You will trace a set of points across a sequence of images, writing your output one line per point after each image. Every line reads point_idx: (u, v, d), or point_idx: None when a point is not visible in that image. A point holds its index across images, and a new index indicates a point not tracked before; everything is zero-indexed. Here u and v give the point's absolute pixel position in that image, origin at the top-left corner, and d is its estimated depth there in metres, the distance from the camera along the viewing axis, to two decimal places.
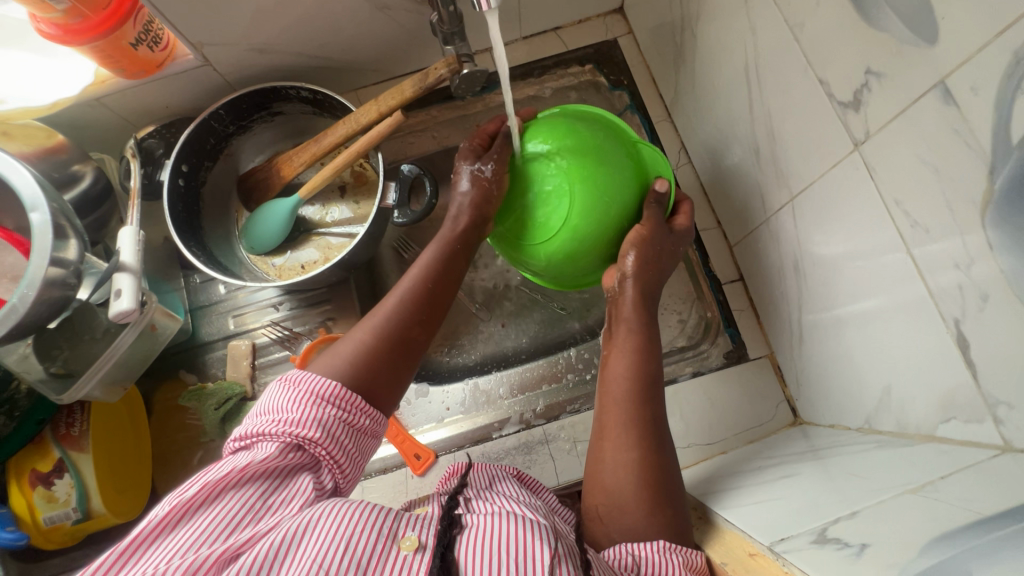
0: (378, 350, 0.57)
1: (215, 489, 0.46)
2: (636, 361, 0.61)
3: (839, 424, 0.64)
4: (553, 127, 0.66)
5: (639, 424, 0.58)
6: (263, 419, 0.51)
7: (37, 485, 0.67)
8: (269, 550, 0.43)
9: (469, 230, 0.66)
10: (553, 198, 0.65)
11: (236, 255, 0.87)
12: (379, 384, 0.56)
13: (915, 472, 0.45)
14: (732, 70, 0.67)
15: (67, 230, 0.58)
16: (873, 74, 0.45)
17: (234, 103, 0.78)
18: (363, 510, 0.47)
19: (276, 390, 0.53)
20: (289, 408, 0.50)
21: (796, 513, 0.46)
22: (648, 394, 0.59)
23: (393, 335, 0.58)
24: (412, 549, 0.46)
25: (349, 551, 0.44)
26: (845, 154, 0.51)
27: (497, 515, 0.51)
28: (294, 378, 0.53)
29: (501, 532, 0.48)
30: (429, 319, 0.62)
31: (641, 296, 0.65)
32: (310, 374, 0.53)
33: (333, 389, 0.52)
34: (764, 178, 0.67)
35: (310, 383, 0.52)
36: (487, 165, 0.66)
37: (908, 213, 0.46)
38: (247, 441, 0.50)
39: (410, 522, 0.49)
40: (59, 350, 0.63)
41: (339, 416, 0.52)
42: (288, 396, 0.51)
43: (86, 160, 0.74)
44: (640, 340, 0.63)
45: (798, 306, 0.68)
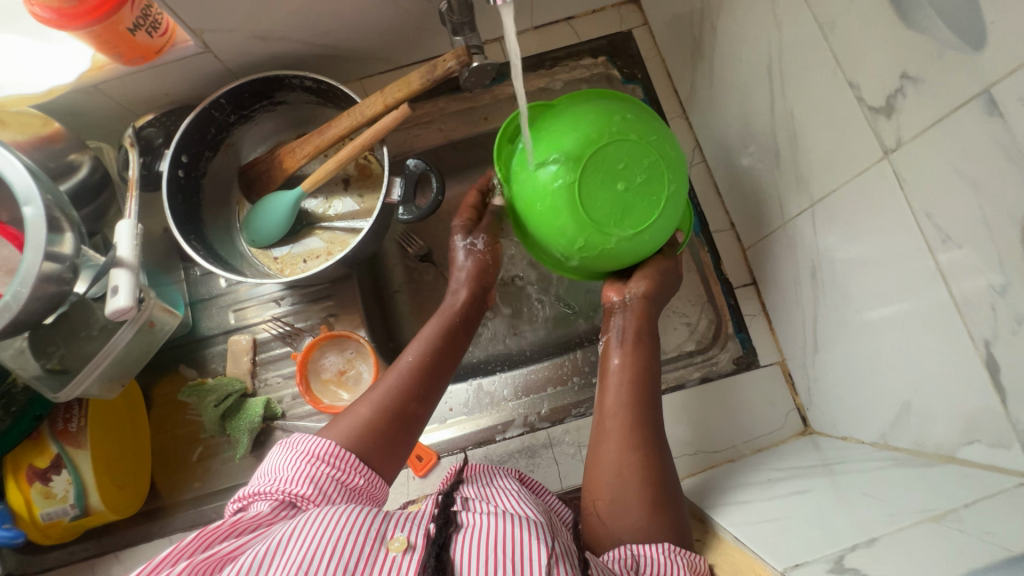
0: (377, 426, 0.57)
1: (207, 540, 0.47)
2: (635, 370, 0.61)
3: (853, 436, 0.62)
4: (651, 130, 0.62)
5: (637, 429, 0.57)
6: (261, 479, 0.52)
7: (35, 481, 0.66)
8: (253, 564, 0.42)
9: (468, 304, 0.69)
10: (646, 203, 0.61)
11: (237, 247, 0.85)
12: (377, 454, 0.56)
13: (936, 497, 0.43)
14: (753, 68, 0.65)
15: (62, 223, 0.57)
16: (909, 79, 0.43)
17: (234, 91, 0.75)
18: (351, 512, 0.46)
19: (276, 453, 0.54)
20: (285, 466, 0.52)
21: (811, 534, 0.45)
22: (645, 401, 0.59)
23: (391, 409, 0.58)
24: (401, 550, 0.45)
25: (335, 555, 0.43)
26: (873, 162, 0.49)
27: (493, 515, 0.49)
28: (292, 440, 0.54)
29: (495, 534, 0.47)
30: (429, 394, 0.62)
31: (641, 312, 0.65)
32: (308, 435, 0.54)
33: (330, 448, 0.53)
34: (782, 181, 0.65)
35: (307, 443, 0.53)
36: (478, 240, 0.72)
37: (940, 227, 0.44)
38: (244, 500, 0.52)
39: (400, 523, 0.48)
40: (55, 347, 0.62)
41: (333, 474, 0.52)
42: (285, 457, 0.53)
43: (83, 148, 0.72)
44: (639, 353, 0.62)
45: (814, 315, 0.65)
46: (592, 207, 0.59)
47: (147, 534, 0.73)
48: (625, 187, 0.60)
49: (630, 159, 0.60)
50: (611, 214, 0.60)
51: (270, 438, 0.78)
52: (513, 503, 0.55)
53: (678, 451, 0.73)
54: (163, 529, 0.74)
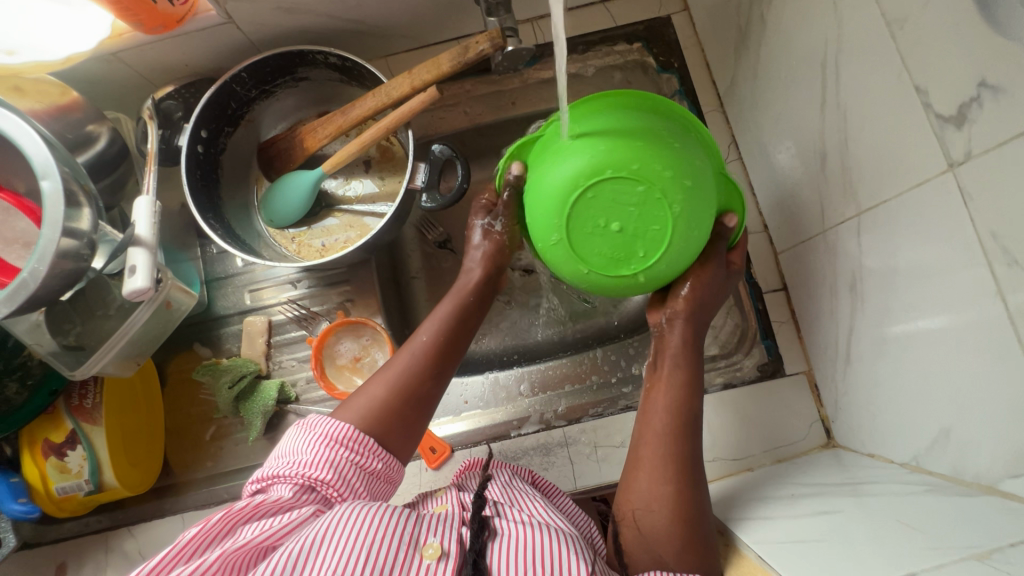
0: (392, 406, 0.56)
1: (230, 523, 0.46)
2: (683, 404, 0.58)
3: (881, 455, 0.60)
4: (634, 153, 0.51)
5: (677, 453, 0.56)
6: (280, 461, 0.52)
7: (50, 455, 0.66)
8: (289, 559, 0.43)
9: (485, 282, 0.66)
10: (648, 239, 0.53)
11: (254, 227, 0.83)
12: (395, 434, 0.55)
13: (979, 532, 0.41)
14: (805, 64, 0.61)
15: (80, 197, 0.55)
16: (989, 87, 0.41)
17: (257, 65, 0.73)
18: (383, 513, 0.47)
19: (294, 434, 0.54)
20: (304, 449, 0.51)
21: (840, 559, 0.44)
22: (686, 428, 0.57)
23: (406, 389, 0.57)
24: (435, 558, 0.46)
25: (371, 560, 0.44)
26: (935, 175, 0.46)
27: (528, 525, 0.49)
28: (310, 421, 0.53)
29: (530, 546, 0.47)
30: (443, 372, 0.60)
31: (687, 340, 0.62)
32: (325, 417, 0.53)
33: (347, 432, 0.52)
34: (826, 186, 0.62)
35: (325, 426, 0.52)
36: (497, 219, 0.66)
37: (1007, 248, 0.42)
38: (262, 483, 0.51)
39: (432, 528, 0.49)
40: (71, 325, 0.61)
41: (352, 459, 0.51)
42: (304, 439, 0.52)
43: (101, 119, 0.70)
44: (685, 383, 0.60)
45: (849, 327, 0.63)
46: (588, 253, 0.54)
47: (160, 510, 0.74)
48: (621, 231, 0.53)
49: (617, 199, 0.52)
50: (612, 262, 0.54)
51: (283, 421, 0.78)
52: (541, 508, 0.54)
53: None
54: (175, 506, 0.74)
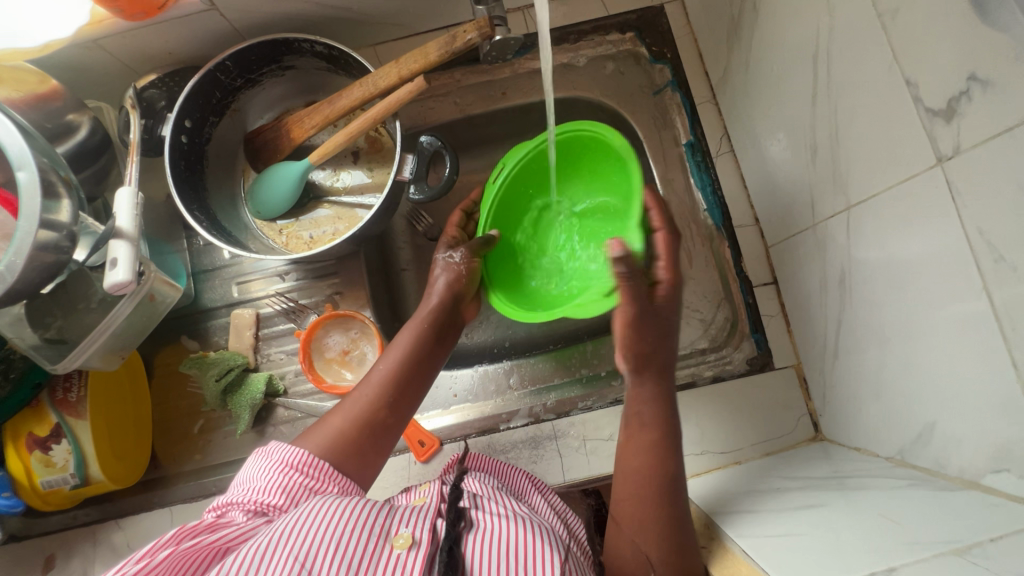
0: (350, 435, 0.56)
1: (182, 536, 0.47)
2: (662, 463, 0.56)
3: (867, 449, 0.60)
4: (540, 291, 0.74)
5: (656, 501, 0.54)
6: (238, 489, 0.53)
7: (34, 449, 0.65)
8: (254, 553, 0.43)
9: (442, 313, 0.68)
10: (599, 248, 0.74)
11: (240, 218, 0.82)
12: (351, 461, 0.56)
13: (959, 527, 0.42)
14: (797, 54, 0.60)
15: (59, 188, 0.54)
16: (978, 81, 0.40)
17: (241, 53, 0.71)
18: (354, 506, 0.47)
19: (252, 461, 0.55)
20: (260, 475, 0.52)
21: (822, 553, 0.44)
22: (670, 490, 0.55)
23: (364, 418, 0.58)
24: (405, 547, 0.46)
25: (340, 552, 0.44)
26: (924, 169, 0.46)
27: (504, 519, 0.50)
28: (267, 449, 0.54)
29: (503, 538, 0.48)
30: (401, 403, 0.60)
31: (660, 397, 0.61)
32: (282, 444, 0.54)
33: (305, 457, 0.53)
34: (817, 179, 0.61)
35: (280, 452, 0.53)
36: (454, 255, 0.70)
37: (992, 245, 0.41)
38: (218, 510, 0.52)
39: (404, 518, 0.49)
40: (53, 318, 0.60)
41: (305, 484, 0.51)
42: (259, 465, 0.53)
43: (82, 109, 0.68)
44: (658, 441, 0.58)
45: (837, 321, 0.63)
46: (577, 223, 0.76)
47: (148, 503, 0.73)
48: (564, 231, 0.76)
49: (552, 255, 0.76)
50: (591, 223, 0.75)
51: (271, 415, 0.77)
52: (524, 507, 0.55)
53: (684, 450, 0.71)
54: (164, 499, 0.74)
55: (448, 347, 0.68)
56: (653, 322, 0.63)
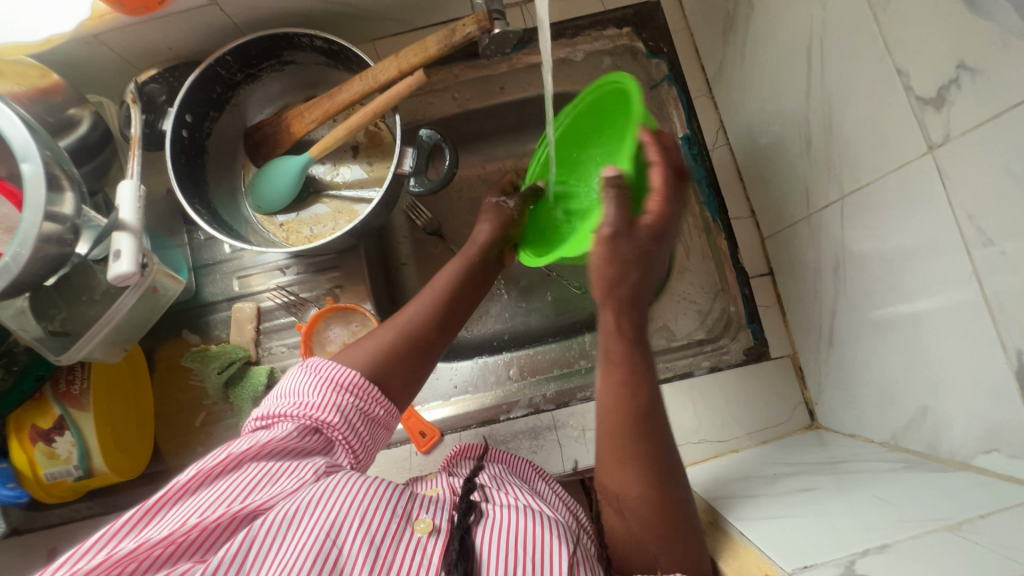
0: (396, 353, 0.58)
1: (234, 461, 0.48)
2: (635, 405, 0.51)
3: (861, 435, 0.61)
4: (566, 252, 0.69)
5: (638, 443, 0.51)
6: (284, 400, 0.53)
7: (38, 441, 0.66)
8: (286, 514, 0.44)
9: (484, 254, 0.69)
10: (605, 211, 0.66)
11: (241, 212, 0.83)
12: (395, 378, 0.57)
13: (950, 505, 0.43)
14: (792, 46, 0.61)
15: (62, 181, 0.55)
16: (967, 69, 0.41)
17: (241, 49, 0.72)
18: (381, 486, 0.48)
19: (297, 375, 0.55)
20: (310, 391, 0.52)
21: (817, 533, 0.45)
22: (660, 471, 0.50)
23: (410, 340, 0.59)
24: (427, 532, 0.47)
25: (363, 528, 0.45)
26: (915, 157, 0.47)
27: (514, 510, 0.50)
28: (315, 364, 0.55)
29: (520, 526, 0.48)
30: (447, 331, 0.63)
31: (621, 327, 0.53)
32: (331, 361, 0.55)
33: (352, 377, 0.54)
34: (811, 170, 0.62)
35: (330, 370, 0.54)
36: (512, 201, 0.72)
37: (983, 229, 0.42)
38: (266, 420, 0.52)
39: (425, 505, 0.50)
40: (57, 309, 0.60)
41: (356, 404, 0.53)
42: (309, 381, 0.53)
43: (83, 103, 0.69)
44: (637, 377, 0.52)
45: (832, 310, 0.64)
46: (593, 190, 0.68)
47: (151, 495, 0.74)
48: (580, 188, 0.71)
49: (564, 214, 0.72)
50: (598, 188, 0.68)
51: None
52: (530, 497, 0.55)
53: (682, 439, 0.72)
54: None
55: (484, 291, 0.70)
56: (628, 263, 0.51)
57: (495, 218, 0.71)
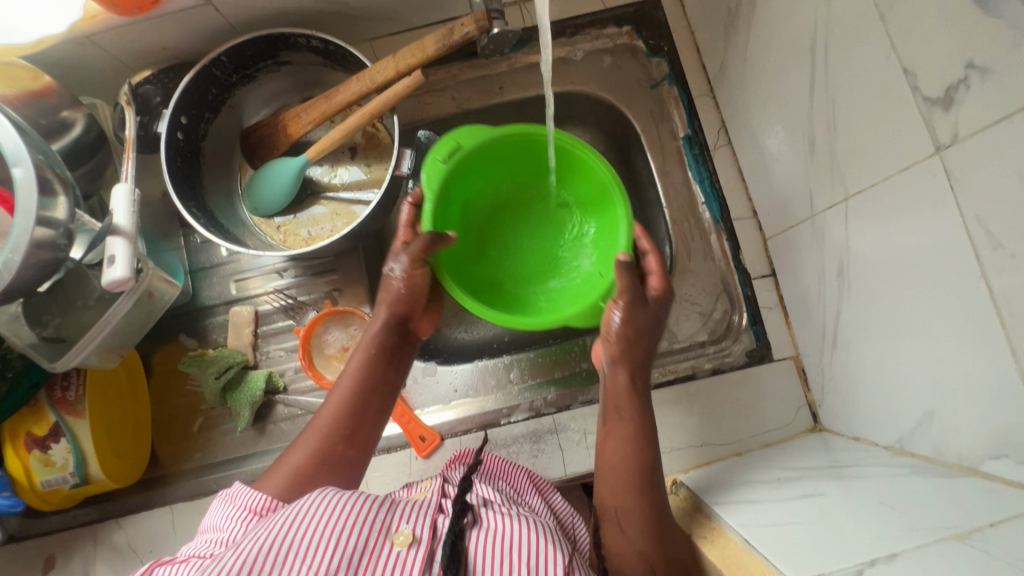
0: (310, 471, 0.55)
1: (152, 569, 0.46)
2: (637, 451, 0.57)
3: (866, 438, 0.61)
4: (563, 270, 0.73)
5: (635, 492, 0.56)
6: (204, 538, 0.51)
7: (33, 448, 0.65)
8: (237, 564, 0.42)
9: (396, 326, 0.65)
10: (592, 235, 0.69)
11: (238, 215, 0.82)
12: (314, 497, 0.55)
13: (959, 512, 0.42)
14: (795, 45, 0.60)
15: (55, 185, 0.54)
16: (976, 69, 0.40)
17: (237, 49, 0.71)
18: (355, 502, 0.48)
19: (217, 508, 0.53)
20: (226, 523, 0.50)
21: (824, 540, 0.44)
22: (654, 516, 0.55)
23: (320, 452, 0.56)
24: (405, 545, 0.46)
25: (339, 547, 0.44)
26: (922, 158, 0.46)
27: (510, 518, 0.50)
28: (230, 493, 0.53)
29: (507, 536, 0.48)
30: (355, 431, 0.59)
31: (632, 386, 0.60)
32: (243, 487, 0.53)
33: (263, 502, 0.51)
34: (815, 170, 0.62)
35: (243, 497, 0.52)
36: (397, 262, 0.63)
37: (990, 232, 0.42)
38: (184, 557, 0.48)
39: (405, 514, 0.49)
40: (51, 316, 0.60)
41: None
42: (225, 513, 0.51)
43: (77, 105, 0.68)
44: (636, 431, 0.59)
45: (836, 312, 0.63)
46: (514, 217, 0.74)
47: (147, 502, 0.73)
48: (521, 231, 0.77)
49: (512, 257, 0.77)
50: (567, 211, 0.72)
51: (271, 412, 0.77)
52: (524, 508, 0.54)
53: (684, 442, 0.71)
54: (164, 498, 0.73)
55: (405, 363, 0.66)
56: (642, 327, 0.61)
57: (414, 253, 0.62)
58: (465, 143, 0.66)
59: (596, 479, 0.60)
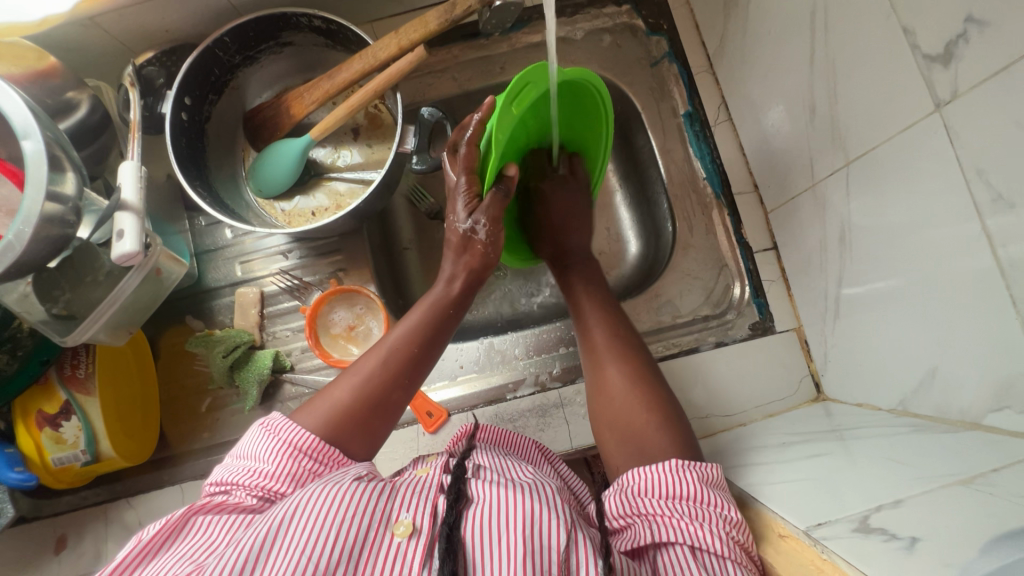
0: (356, 410, 0.56)
1: (186, 517, 0.49)
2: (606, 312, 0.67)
3: (869, 403, 0.61)
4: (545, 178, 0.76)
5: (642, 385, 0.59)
6: (242, 466, 0.53)
7: (45, 427, 0.65)
8: (254, 546, 0.43)
9: (483, 262, 0.66)
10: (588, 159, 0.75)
11: (242, 197, 0.82)
12: (357, 437, 0.55)
13: (964, 461, 0.43)
14: (794, 15, 0.61)
15: (63, 162, 0.54)
16: (975, 23, 0.41)
17: (239, 29, 0.71)
18: (353, 493, 0.47)
19: (256, 435, 0.54)
20: (266, 458, 0.52)
21: (832, 494, 0.45)
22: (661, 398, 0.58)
23: (373, 397, 0.57)
24: (406, 536, 0.46)
25: (338, 539, 0.44)
26: (922, 117, 0.47)
27: (507, 493, 0.49)
28: (273, 425, 0.54)
29: (508, 515, 0.47)
30: (413, 379, 0.60)
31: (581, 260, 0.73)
32: (290, 422, 0.53)
33: (312, 441, 0.52)
34: (815, 137, 0.62)
35: (288, 434, 0.52)
36: (481, 225, 0.63)
37: (992, 185, 0.42)
38: (223, 487, 0.52)
39: (406, 502, 0.49)
40: (61, 292, 0.60)
41: (313, 469, 0.52)
42: (267, 445, 0.52)
43: (82, 86, 0.68)
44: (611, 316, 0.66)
45: (838, 280, 0.64)
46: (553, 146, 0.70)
47: (158, 481, 0.74)
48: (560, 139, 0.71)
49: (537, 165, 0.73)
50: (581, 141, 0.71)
51: (279, 391, 0.78)
52: (528, 474, 0.54)
53: (688, 414, 0.71)
54: (174, 477, 0.74)
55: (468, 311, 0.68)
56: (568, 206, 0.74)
57: (494, 213, 0.63)
58: (537, 84, 0.56)
59: (590, 394, 0.63)
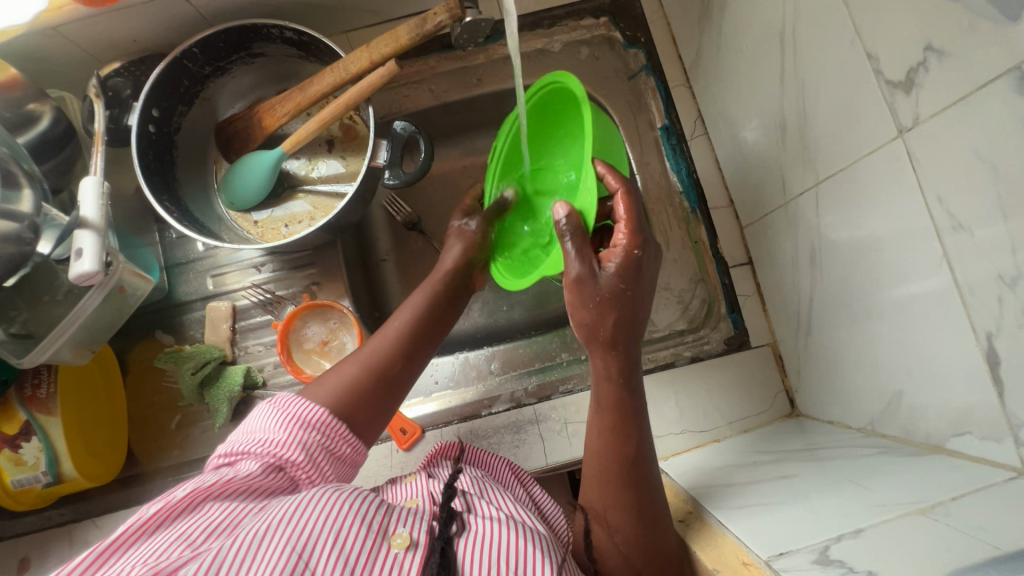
0: (365, 385, 0.56)
1: (194, 498, 0.45)
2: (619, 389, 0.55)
3: (840, 422, 0.62)
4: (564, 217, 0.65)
5: (626, 466, 0.53)
6: (250, 437, 0.50)
7: (3, 448, 0.63)
8: (255, 536, 0.41)
9: (460, 271, 0.68)
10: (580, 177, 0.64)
11: (214, 209, 0.81)
12: (361, 414, 0.55)
13: (925, 488, 0.43)
14: (765, 33, 0.61)
15: (20, 178, 0.53)
16: (934, 52, 0.41)
17: (207, 41, 0.70)
18: (352, 501, 0.46)
19: (264, 411, 0.52)
20: (276, 430, 0.50)
21: (797, 520, 0.45)
22: (633, 467, 0.52)
23: (377, 373, 0.57)
24: (403, 546, 0.45)
25: (338, 545, 0.43)
26: (885, 142, 0.47)
27: (495, 521, 0.49)
28: (283, 401, 0.53)
29: (499, 541, 0.47)
30: (413, 361, 0.60)
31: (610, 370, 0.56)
32: (300, 397, 0.53)
33: (321, 414, 0.52)
34: (787, 157, 0.62)
35: (299, 408, 0.52)
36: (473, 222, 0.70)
37: (951, 213, 0.42)
38: (228, 458, 0.49)
39: (402, 518, 0.48)
40: (17, 311, 0.61)
41: (322, 442, 0.51)
42: (276, 419, 0.51)
43: (43, 98, 0.66)
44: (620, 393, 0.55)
45: (811, 298, 0.64)
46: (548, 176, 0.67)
47: (125, 501, 0.72)
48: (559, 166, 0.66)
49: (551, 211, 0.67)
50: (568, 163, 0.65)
51: (251, 407, 0.76)
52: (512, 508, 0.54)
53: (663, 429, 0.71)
54: (141, 497, 0.72)
55: (460, 304, 0.68)
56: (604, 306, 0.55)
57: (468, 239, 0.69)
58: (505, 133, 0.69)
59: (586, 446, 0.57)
